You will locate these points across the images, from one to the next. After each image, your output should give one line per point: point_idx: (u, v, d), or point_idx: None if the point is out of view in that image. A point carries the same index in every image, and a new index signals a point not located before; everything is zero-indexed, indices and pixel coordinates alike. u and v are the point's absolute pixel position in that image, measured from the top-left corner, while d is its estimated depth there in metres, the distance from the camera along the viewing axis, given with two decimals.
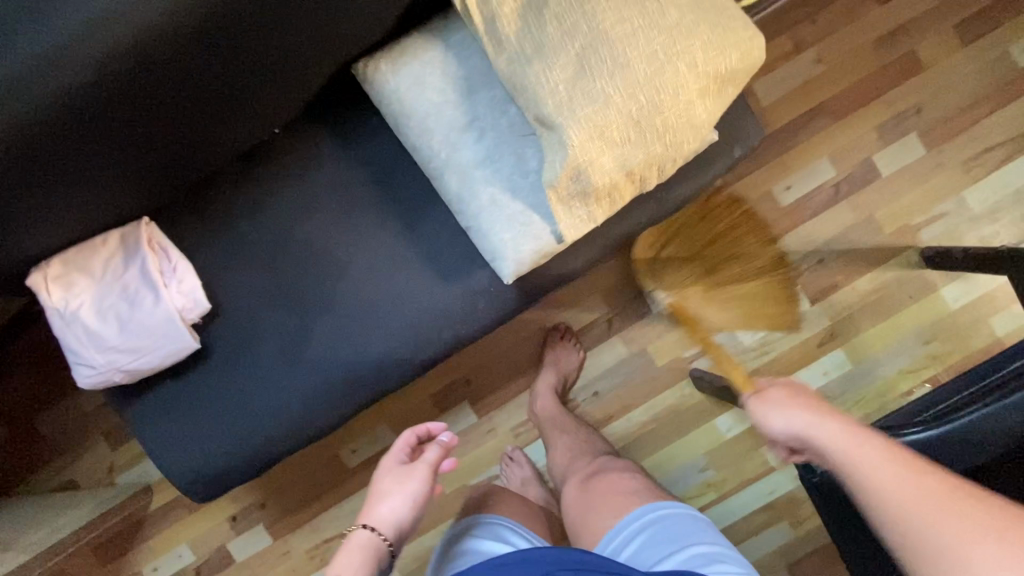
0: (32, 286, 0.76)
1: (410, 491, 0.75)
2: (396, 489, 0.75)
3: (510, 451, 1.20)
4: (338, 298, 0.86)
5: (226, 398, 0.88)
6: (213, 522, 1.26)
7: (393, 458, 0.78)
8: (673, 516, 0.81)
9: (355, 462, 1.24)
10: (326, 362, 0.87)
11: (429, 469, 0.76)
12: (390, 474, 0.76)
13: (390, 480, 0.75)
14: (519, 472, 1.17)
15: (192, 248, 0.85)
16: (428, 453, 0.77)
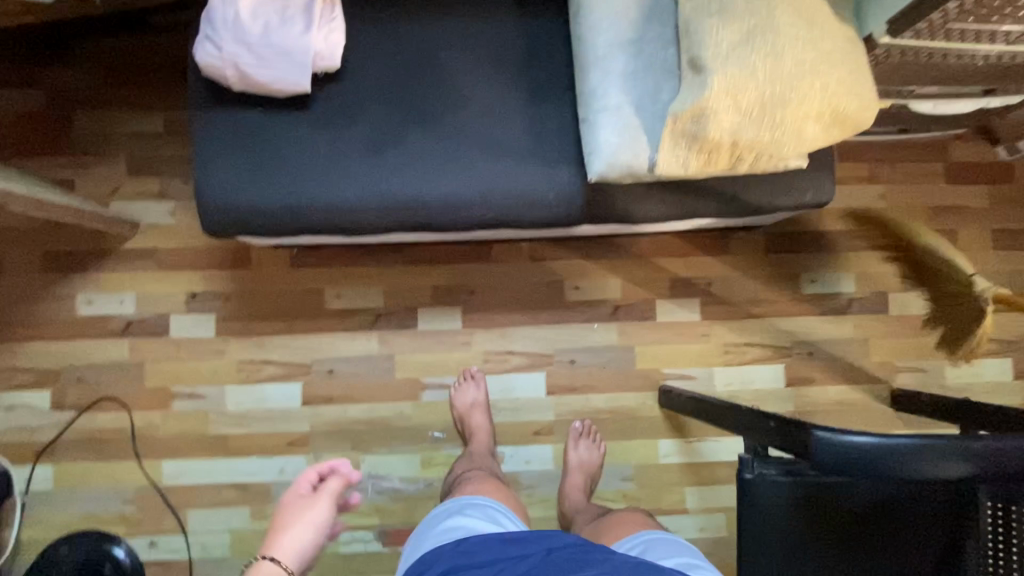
0: None
1: (315, 520, 0.94)
2: (299, 519, 0.93)
3: (471, 372, 1.22)
4: (438, 126, 0.93)
5: (294, 153, 0.92)
6: (171, 289, 1.24)
7: (299, 491, 0.98)
8: (659, 537, 0.85)
9: (334, 306, 1.25)
10: (396, 170, 0.92)
11: (330, 498, 0.96)
12: (296, 509, 0.95)
13: (298, 513, 0.94)
14: (473, 392, 1.19)
15: (353, 21, 0.95)
16: (330, 484, 0.97)
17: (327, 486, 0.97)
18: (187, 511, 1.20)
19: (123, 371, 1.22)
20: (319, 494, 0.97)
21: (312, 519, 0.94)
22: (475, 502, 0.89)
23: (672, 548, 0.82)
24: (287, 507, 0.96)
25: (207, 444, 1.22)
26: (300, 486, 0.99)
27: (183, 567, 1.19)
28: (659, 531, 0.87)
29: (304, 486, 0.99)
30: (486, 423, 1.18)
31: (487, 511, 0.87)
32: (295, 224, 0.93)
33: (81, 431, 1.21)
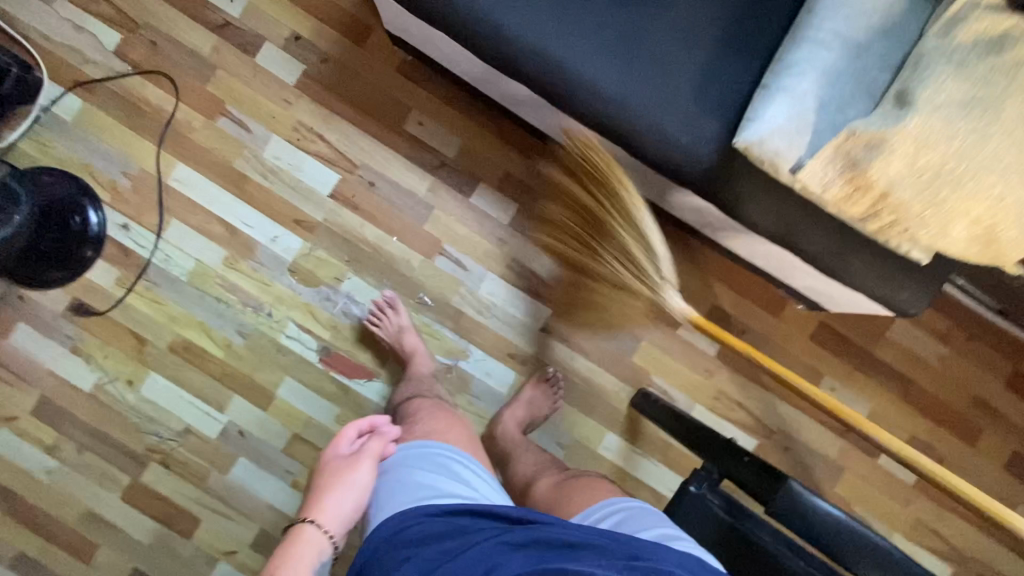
0: None
1: (357, 483, 0.94)
2: (345, 485, 0.94)
3: (388, 299, 1.17)
4: (630, 10, 0.87)
5: None
6: (280, 19, 1.17)
7: (340, 453, 0.98)
8: (635, 508, 0.84)
9: (409, 131, 1.19)
10: (567, 25, 0.86)
11: (372, 460, 0.96)
12: (340, 471, 0.95)
13: (338, 477, 0.94)
14: (396, 319, 1.15)
15: None
16: (373, 447, 0.97)
17: (370, 448, 0.97)
18: (171, 219, 1.16)
19: (193, 62, 1.17)
20: (361, 456, 0.97)
21: (355, 481, 0.94)
22: (434, 460, 0.92)
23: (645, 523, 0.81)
24: (332, 470, 0.96)
25: (225, 173, 1.17)
26: (342, 447, 0.99)
27: (137, 264, 1.16)
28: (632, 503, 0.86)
29: (345, 448, 0.99)
30: (418, 342, 1.16)
31: (445, 467, 0.91)
32: (442, 16, 0.87)
33: (125, 89, 1.16)
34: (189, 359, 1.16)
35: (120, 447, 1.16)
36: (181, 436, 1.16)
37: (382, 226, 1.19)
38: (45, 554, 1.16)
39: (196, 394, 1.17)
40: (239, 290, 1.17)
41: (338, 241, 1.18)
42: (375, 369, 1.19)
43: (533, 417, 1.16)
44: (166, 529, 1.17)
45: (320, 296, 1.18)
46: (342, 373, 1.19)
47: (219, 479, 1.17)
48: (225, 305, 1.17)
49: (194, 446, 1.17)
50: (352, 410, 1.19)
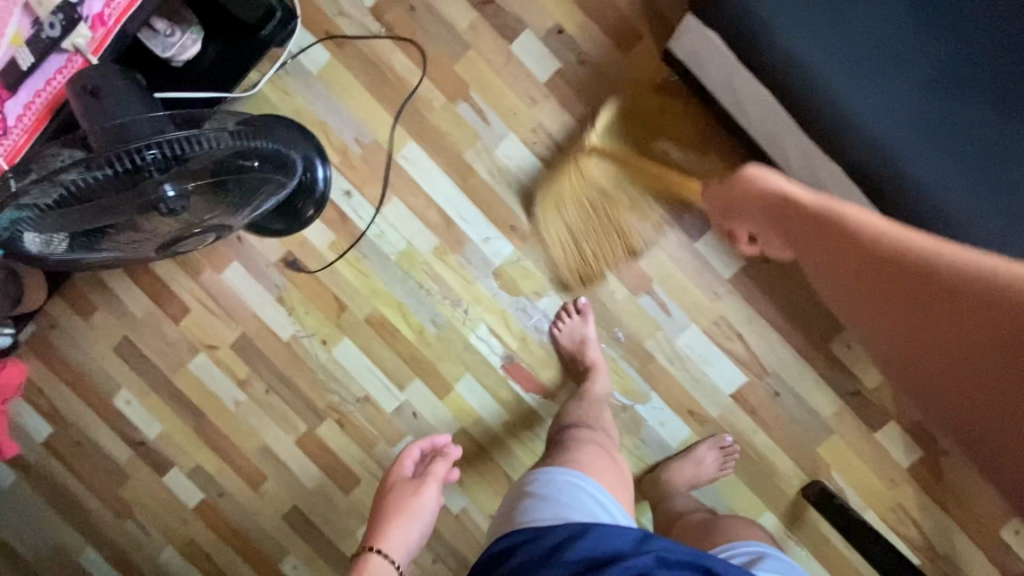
0: None
1: (421, 509, 1.00)
2: (414, 510, 0.99)
3: (579, 305, 1.13)
4: (1012, 127, 0.76)
5: (867, 23, 0.77)
6: (549, 8, 1.07)
7: (405, 474, 1.03)
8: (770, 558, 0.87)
9: (651, 157, 1.10)
10: (927, 126, 0.76)
11: (436, 484, 1.01)
12: (405, 498, 1.00)
13: (405, 502, 1.00)
14: (578, 326, 1.13)
15: None
16: (437, 471, 1.02)
17: (434, 471, 1.02)
18: (391, 196, 1.14)
19: (446, 36, 1.09)
20: (426, 479, 1.02)
21: (419, 510, 1.00)
22: (559, 481, 0.89)
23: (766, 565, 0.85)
24: (399, 493, 1.01)
25: (453, 160, 1.13)
26: (406, 469, 1.04)
27: (352, 233, 1.16)
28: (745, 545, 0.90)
29: (410, 470, 1.04)
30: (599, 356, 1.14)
31: (571, 490, 0.88)
32: (777, 89, 0.82)
33: (373, 50, 1.11)
34: (381, 334, 1.18)
35: (303, 398, 1.22)
36: (359, 403, 1.21)
37: (595, 250, 1.14)
38: (220, 473, 1.26)
39: (381, 368, 1.20)
40: (441, 280, 1.16)
41: (548, 256, 1.14)
42: (551, 389, 1.18)
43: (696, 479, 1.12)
44: (328, 480, 1.24)
45: (517, 305, 1.16)
46: (520, 384, 1.18)
47: (385, 451, 1.22)
48: (425, 292, 1.17)
49: (369, 415, 1.21)
50: (521, 422, 1.19)
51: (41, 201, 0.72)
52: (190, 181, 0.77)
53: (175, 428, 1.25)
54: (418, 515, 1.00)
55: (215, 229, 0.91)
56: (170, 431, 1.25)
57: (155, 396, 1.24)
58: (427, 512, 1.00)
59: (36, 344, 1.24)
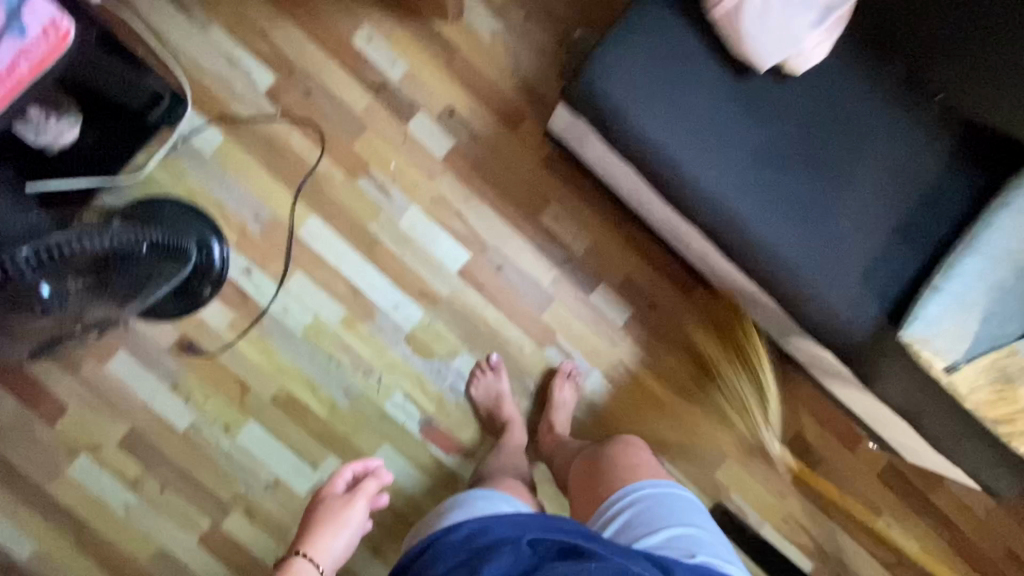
0: None
1: (349, 522, 0.92)
2: (343, 523, 0.91)
3: (492, 362, 1.18)
4: (820, 189, 0.91)
5: (701, 105, 0.89)
6: (441, 92, 1.17)
7: (334, 491, 0.95)
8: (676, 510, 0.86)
9: (545, 221, 1.20)
10: (757, 191, 0.90)
11: (367, 499, 0.94)
12: (333, 510, 0.92)
13: (331, 514, 0.91)
14: (494, 383, 1.17)
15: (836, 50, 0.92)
16: (368, 485, 0.95)
17: (366, 486, 0.95)
18: (295, 270, 1.14)
19: (344, 117, 1.15)
20: (356, 494, 0.94)
21: (347, 520, 0.92)
22: (480, 495, 0.86)
23: (663, 516, 0.84)
24: (324, 509, 0.93)
25: (357, 232, 1.16)
26: (335, 487, 0.96)
27: (254, 310, 1.14)
28: (639, 488, 0.88)
29: (339, 486, 0.96)
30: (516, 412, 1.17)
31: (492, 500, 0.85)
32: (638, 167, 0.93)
33: (270, 131, 1.13)
34: (292, 412, 1.15)
35: (205, 490, 1.13)
36: (270, 487, 1.15)
37: (502, 308, 1.20)
38: None
39: (293, 448, 1.15)
40: (353, 350, 1.16)
41: (457, 318, 1.19)
42: (471, 448, 1.20)
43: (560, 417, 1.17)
44: None
45: (431, 368, 1.18)
46: (439, 447, 1.19)
47: None
48: (335, 364, 1.16)
49: (282, 499, 1.15)
50: (443, 485, 1.18)
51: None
52: (70, 287, 0.75)
53: (51, 544, 1.10)
54: (346, 526, 0.91)
55: (94, 322, 0.89)
56: (44, 549, 1.10)
57: (26, 510, 1.10)
58: (355, 525, 0.92)
59: None
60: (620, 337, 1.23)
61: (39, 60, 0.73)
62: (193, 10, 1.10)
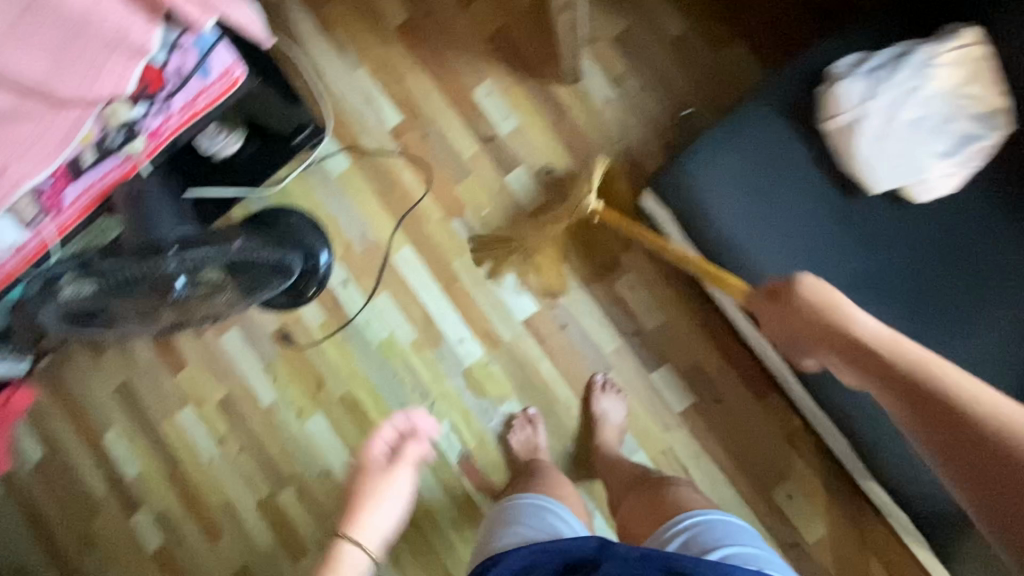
0: (960, 43, 0.75)
1: (396, 485, 1.11)
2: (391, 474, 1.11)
3: (530, 415, 1.20)
4: (923, 336, 0.80)
5: (796, 218, 0.83)
6: (543, 151, 1.22)
7: (379, 461, 1.14)
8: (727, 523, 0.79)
9: (619, 291, 1.20)
10: None
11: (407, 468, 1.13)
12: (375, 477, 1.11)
13: (375, 481, 1.10)
14: (529, 434, 1.19)
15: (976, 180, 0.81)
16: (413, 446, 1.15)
17: (409, 454, 1.15)
18: (383, 290, 1.27)
19: (452, 162, 1.25)
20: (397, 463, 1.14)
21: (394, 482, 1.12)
22: (528, 507, 0.88)
23: (717, 537, 0.77)
24: (370, 475, 1.13)
25: (442, 267, 1.25)
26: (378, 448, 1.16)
27: (342, 318, 1.28)
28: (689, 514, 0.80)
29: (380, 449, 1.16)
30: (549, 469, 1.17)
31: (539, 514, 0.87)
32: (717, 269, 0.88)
33: (387, 165, 1.27)
34: (352, 414, 1.27)
35: (270, 462, 1.30)
36: (322, 475, 1.28)
37: (559, 366, 1.22)
38: (182, 522, 1.32)
39: (347, 446, 1.27)
40: (415, 371, 1.25)
41: (514, 365, 1.23)
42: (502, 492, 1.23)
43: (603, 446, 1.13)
44: (279, 546, 1.29)
45: (480, 407, 1.24)
46: (472, 483, 1.24)
47: (337, 526, 1.27)
48: (396, 381, 1.26)
49: (329, 489, 1.28)
50: (468, 520, 1.23)
51: (78, 291, 0.85)
52: (203, 278, 0.93)
53: (152, 472, 1.34)
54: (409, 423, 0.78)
55: (206, 314, 1.05)
56: (146, 474, 1.34)
57: (141, 438, 1.34)
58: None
59: (49, 375, 1.37)
60: (673, 424, 1.17)
61: (215, 98, 0.97)
62: (348, 53, 1.27)
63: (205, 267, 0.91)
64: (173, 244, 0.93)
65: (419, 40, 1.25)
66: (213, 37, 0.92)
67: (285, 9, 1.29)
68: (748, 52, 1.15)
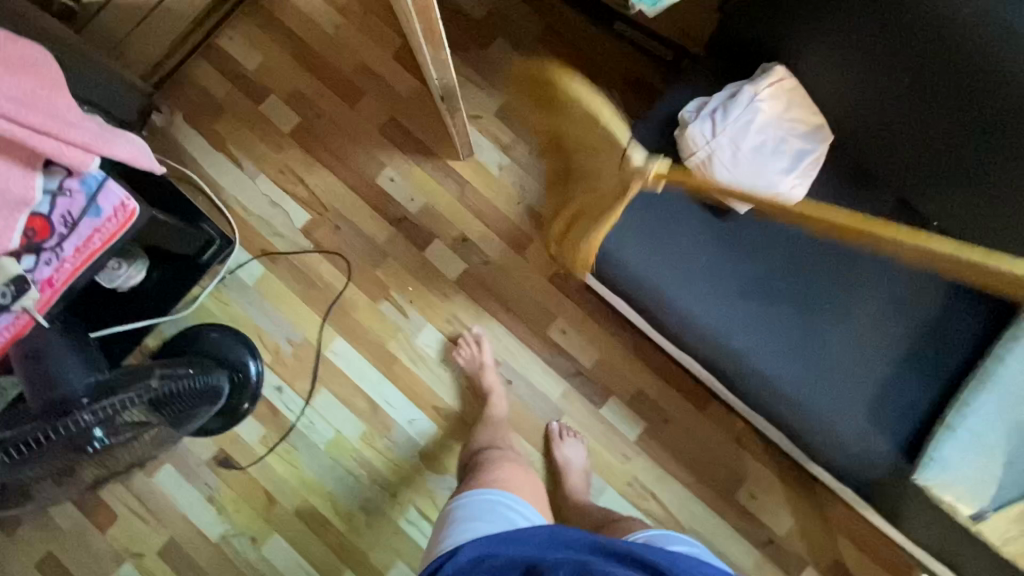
0: (775, 79, 0.88)
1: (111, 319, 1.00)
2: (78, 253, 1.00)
3: (475, 336, 1.23)
4: (814, 325, 0.91)
5: (686, 246, 0.93)
6: (454, 222, 1.28)
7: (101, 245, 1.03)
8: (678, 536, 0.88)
9: (553, 337, 1.24)
10: (751, 329, 0.91)
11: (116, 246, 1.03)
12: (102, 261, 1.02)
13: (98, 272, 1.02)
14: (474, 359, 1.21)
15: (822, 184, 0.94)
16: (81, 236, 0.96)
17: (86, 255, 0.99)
18: (320, 387, 1.24)
19: (368, 249, 1.27)
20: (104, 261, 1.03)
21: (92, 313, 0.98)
22: (478, 502, 0.89)
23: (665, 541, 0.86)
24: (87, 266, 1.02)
25: (378, 351, 1.25)
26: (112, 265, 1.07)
27: (282, 426, 1.23)
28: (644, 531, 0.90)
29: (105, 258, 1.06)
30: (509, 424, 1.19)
31: (493, 507, 0.88)
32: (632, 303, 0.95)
33: (304, 263, 1.27)
34: (312, 525, 1.20)
35: None
36: None
37: (513, 423, 1.23)
38: None
39: (312, 561, 1.19)
40: (370, 463, 1.22)
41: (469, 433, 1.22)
42: None
43: (571, 492, 1.15)
44: None
45: (443, 484, 1.21)
46: None
47: None
48: (353, 478, 1.21)
49: None
50: None
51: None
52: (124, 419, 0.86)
53: None
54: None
55: (132, 461, 0.98)
56: None
57: None
58: None
59: None
60: (632, 453, 1.21)
61: (111, 234, 0.94)
62: (246, 164, 1.29)
63: (126, 408, 0.85)
64: (84, 398, 0.86)
65: (313, 141, 1.29)
66: (97, 175, 0.92)
67: (175, 133, 1.30)
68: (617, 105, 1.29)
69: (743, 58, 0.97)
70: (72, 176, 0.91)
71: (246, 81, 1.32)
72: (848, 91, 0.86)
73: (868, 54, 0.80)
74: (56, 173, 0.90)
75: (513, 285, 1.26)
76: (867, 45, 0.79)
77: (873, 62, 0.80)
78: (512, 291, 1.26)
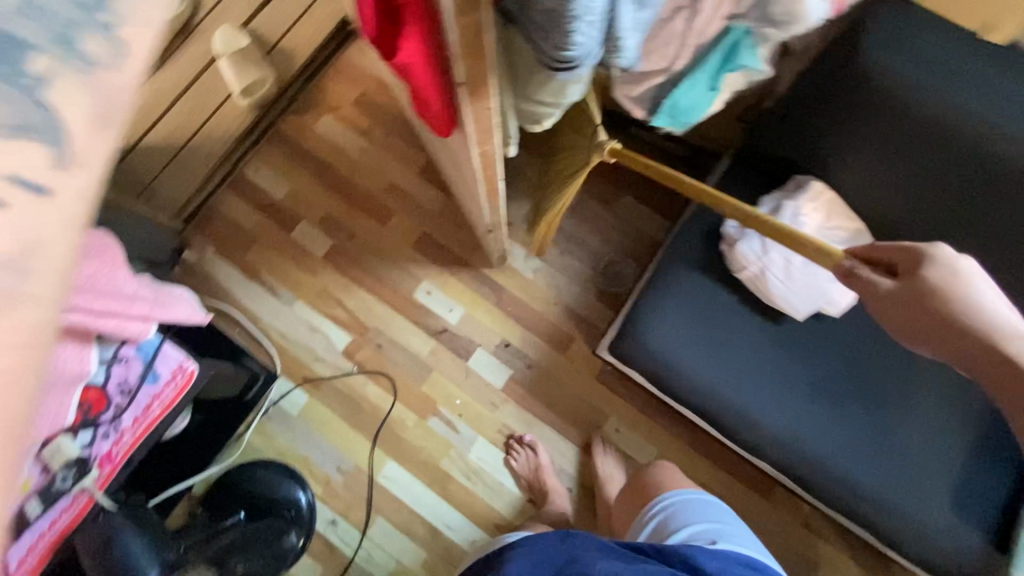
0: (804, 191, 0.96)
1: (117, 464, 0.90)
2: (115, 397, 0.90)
3: (527, 439, 1.22)
4: (882, 419, 0.93)
5: (748, 352, 0.95)
6: (495, 329, 1.28)
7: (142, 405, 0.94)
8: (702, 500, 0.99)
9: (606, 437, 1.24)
10: (822, 429, 0.92)
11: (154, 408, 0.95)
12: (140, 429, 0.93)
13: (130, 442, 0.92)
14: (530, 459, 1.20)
15: None
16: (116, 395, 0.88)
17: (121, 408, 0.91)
18: (376, 516, 1.20)
19: (412, 364, 1.27)
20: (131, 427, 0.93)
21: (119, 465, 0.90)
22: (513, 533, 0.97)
23: (690, 515, 0.96)
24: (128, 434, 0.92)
25: (432, 471, 1.22)
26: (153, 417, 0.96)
27: (340, 562, 1.18)
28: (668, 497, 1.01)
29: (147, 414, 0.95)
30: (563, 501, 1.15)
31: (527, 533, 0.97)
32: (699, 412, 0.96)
33: (348, 386, 1.26)
34: None
35: None
36: None
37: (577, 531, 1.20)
38: None
39: None
40: None
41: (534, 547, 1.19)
42: None
43: None
44: None
45: None
46: None
47: None
48: None
49: None
50: None
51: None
52: None
53: None
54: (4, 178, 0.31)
55: None
56: None
57: None
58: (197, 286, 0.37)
59: None
60: None
61: (169, 399, 0.91)
62: (281, 291, 1.29)
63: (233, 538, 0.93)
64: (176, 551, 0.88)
65: (347, 262, 1.31)
66: (154, 342, 0.90)
67: (207, 267, 1.30)
68: (640, 201, 1.34)
69: (770, 170, 1.04)
70: (128, 343, 0.88)
71: (274, 208, 1.34)
72: (864, 170, 0.94)
73: (899, 152, 0.89)
74: (112, 343, 0.86)
75: (561, 387, 1.26)
76: (877, 131, 0.88)
77: (905, 158, 0.89)
78: (559, 393, 1.26)
